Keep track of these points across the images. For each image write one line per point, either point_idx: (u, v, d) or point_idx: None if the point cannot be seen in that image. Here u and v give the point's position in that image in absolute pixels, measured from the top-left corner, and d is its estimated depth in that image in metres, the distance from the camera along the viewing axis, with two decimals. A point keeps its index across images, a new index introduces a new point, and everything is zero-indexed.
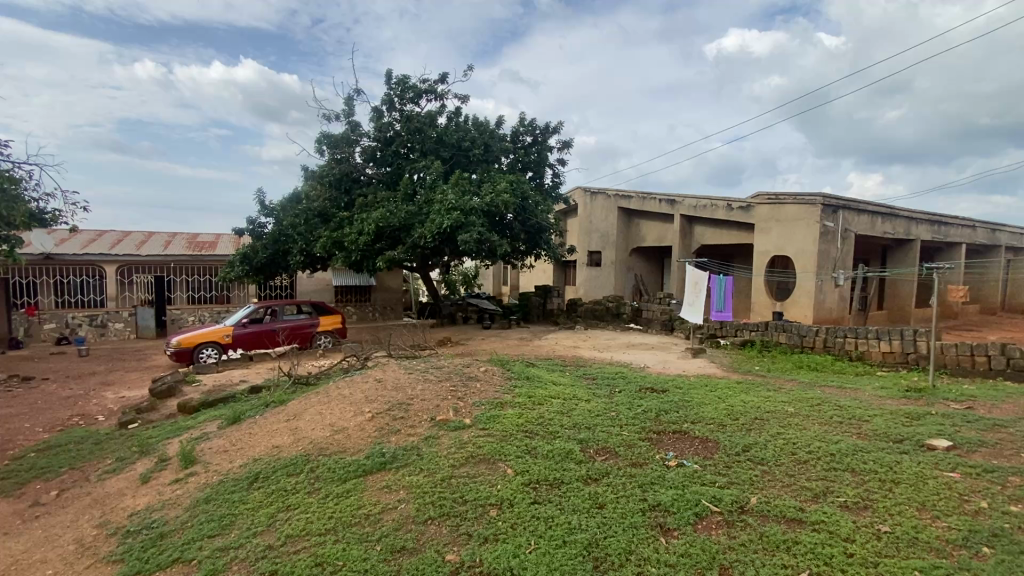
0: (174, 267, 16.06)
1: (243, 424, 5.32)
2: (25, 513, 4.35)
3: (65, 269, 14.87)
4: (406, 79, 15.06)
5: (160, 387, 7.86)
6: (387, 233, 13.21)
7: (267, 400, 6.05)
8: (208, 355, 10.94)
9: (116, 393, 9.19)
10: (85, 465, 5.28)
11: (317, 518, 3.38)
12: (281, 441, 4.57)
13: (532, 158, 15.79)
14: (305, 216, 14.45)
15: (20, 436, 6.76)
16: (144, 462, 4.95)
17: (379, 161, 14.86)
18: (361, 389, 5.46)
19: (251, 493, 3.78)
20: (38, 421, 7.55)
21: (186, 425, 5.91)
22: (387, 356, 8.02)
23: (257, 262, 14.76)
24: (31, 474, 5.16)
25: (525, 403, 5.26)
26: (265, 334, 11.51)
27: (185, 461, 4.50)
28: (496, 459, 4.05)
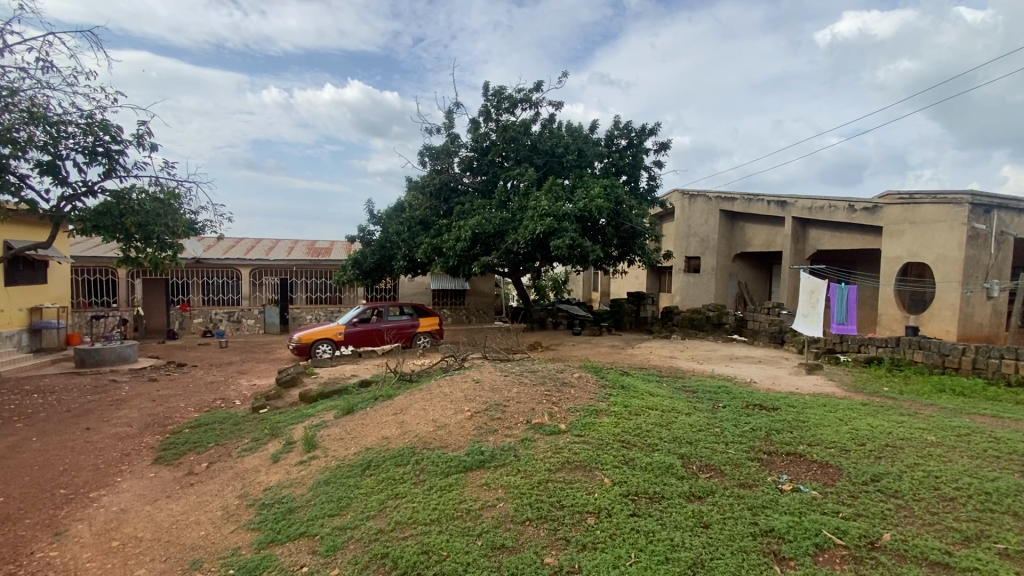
0: (296, 270, 17.93)
1: (356, 415, 5.77)
2: (182, 480, 5.07)
3: (211, 271, 17.14)
4: (503, 90, 15.52)
5: (285, 377, 8.79)
6: (483, 240, 13.64)
7: (376, 394, 6.54)
8: (324, 351, 12.01)
9: (249, 381, 10.43)
10: (228, 443, 6.04)
11: (423, 508, 3.56)
12: (389, 433, 4.90)
13: (627, 161, 15.52)
14: (408, 224, 15.42)
15: (177, 414, 7.91)
16: (275, 443, 5.57)
17: (475, 170, 15.45)
18: (460, 388, 5.68)
19: (364, 479, 4.10)
20: (190, 402, 8.77)
21: (308, 412, 6.56)
22: (482, 357, 8.28)
23: (365, 266, 15.97)
24: (185, 447, 6.01)
25: (622, 413, 5.14)
26: (372, 333, 12.45)
27: (308, 445, 4.99)
28: (594, 468, 4.00)
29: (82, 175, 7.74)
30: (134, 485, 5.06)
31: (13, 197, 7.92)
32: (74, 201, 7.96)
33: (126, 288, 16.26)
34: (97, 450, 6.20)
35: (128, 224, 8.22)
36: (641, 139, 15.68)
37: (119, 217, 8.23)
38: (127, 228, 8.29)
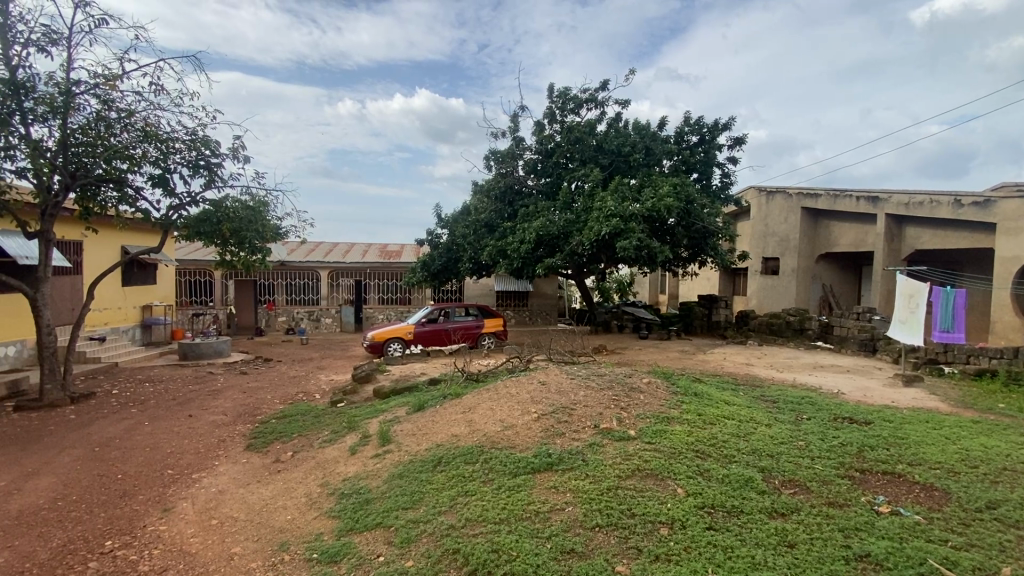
0: (369, 272, 18.81)
1: (426, 413, 5.95)
2: (271, 467, 5.47)
3: (293, 273, 18.38)
4: (568, 91, 15.44)
5: (361, 373, 9.25)
6: (547, 241, 13.63)
7: (445, 392, 6.71)
8: (395, 349, 12.48)
9: (327, 376, 11.07)
10: (309, 434, 6.44)
11: (492, 507, 3.60)
12: (458, 431, 5.01)
13: (699, 158, 14.92)
14: (474, 227, 15.72)
15: (264, 405, 8.55)
16: (352, 436, 5.87)
17: (540, 172, 15.49)
18: (527, 390, 5.69)
19: (435, 475, 4.22)
20: (276, 394, 9.46)
21: (382, 408, 6.86)
22: (548, 359, 8.26)
23: (433, 268, 16.45)
24: (272, 436, 6.47)
25: (695, 421, 4.93)
26: (439, 333, 12.81)
27: (383, 439, 5.21)
28: (665, 476, 3.87)
29: (186, 186, 8.59)
30: (229, 469, 5.53)
31: (130, 208, 8.92)
32: (180, 210, 8.83)
33: (221, 288, 17.81)
34: (197, 436, 6.83)
35: (224, 230, 9.02)
36: (714, 134, 15.01)
37: (217, 224, 9.04)
38: (224, 234, 9.10)
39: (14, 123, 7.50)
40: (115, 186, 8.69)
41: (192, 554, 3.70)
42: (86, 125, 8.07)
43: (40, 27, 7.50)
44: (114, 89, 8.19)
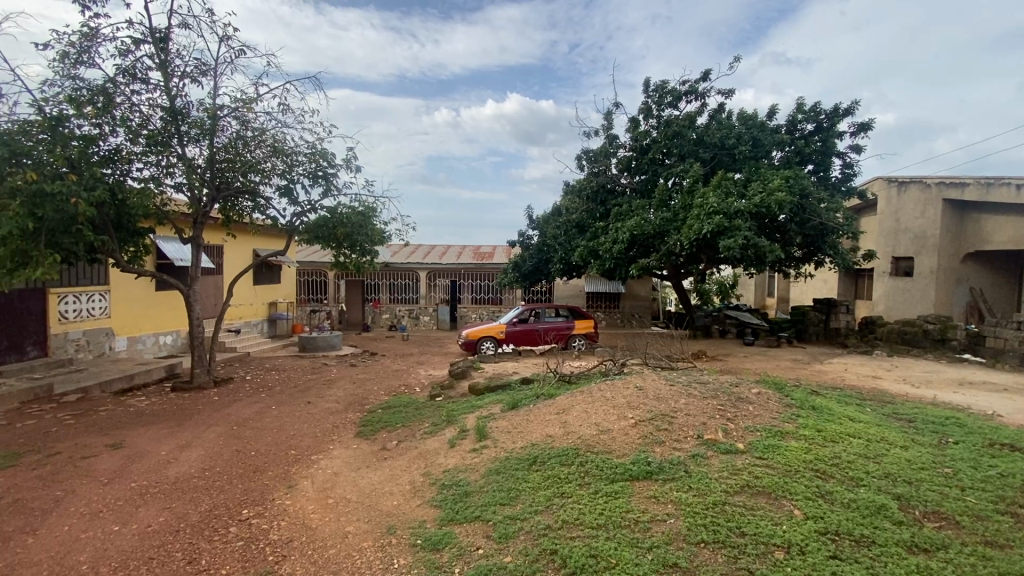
0: (464, 273, 19.52)
1: (521, 411, 6.03)
2: (378, 454, 5.86)
3: (395, 274, 19.59)
4: (665, 84, 14.83)
5: (457, 370, 9.61)
6: (642, 241, 13.20)
7: (538, 392, 6.75)
8: (487, 347, 12.79)
9: (425, 371, 11.66)
10: (411, 425, 6.82)
11: (589, 512, 3.55)
12: (553, 431, 5.01)
13: (815, 148, 13.60)
14: (566, 228, 15.66)
15: (371, 396, 9.20)
16: (451, 430, 6.11)
17: (635, 170, 15.04)
18: (623, 394, 5.54)
19: (531, 474, 4.26)
20: (381, 386, 10.15)
21: (477, 404, 7.07)
22: (643, 363, 7.99)
23: (525, 269, 16.62)
24: (379, 425, 6.94)
25: (813, 438, 4.48)
26: (530, 333, 12.93)
27: (480, 435, 5.37)
28: (780, 495, 3.56)
29: (307, 196, 9.50)
30: (342, 453, 6.02)
31: (262, 216, 10.06)
32: (302, 216, 9.79)
33: (333, 287, 19.49)
34: (315, 421, 7.52)
35: (339, 234, 9.86)
36: (833, 121, 13.60)
37: (332, 228, 9.91)
38: (339, 237, 9.95)
39: (175, 145, 8.80)
40: (250, 197, 9.84)
41: (313, 529, 4.06)
42: (229, 143, 9.24)
43: (194, 61, 8.72)
44: (250, 111, 9.28)
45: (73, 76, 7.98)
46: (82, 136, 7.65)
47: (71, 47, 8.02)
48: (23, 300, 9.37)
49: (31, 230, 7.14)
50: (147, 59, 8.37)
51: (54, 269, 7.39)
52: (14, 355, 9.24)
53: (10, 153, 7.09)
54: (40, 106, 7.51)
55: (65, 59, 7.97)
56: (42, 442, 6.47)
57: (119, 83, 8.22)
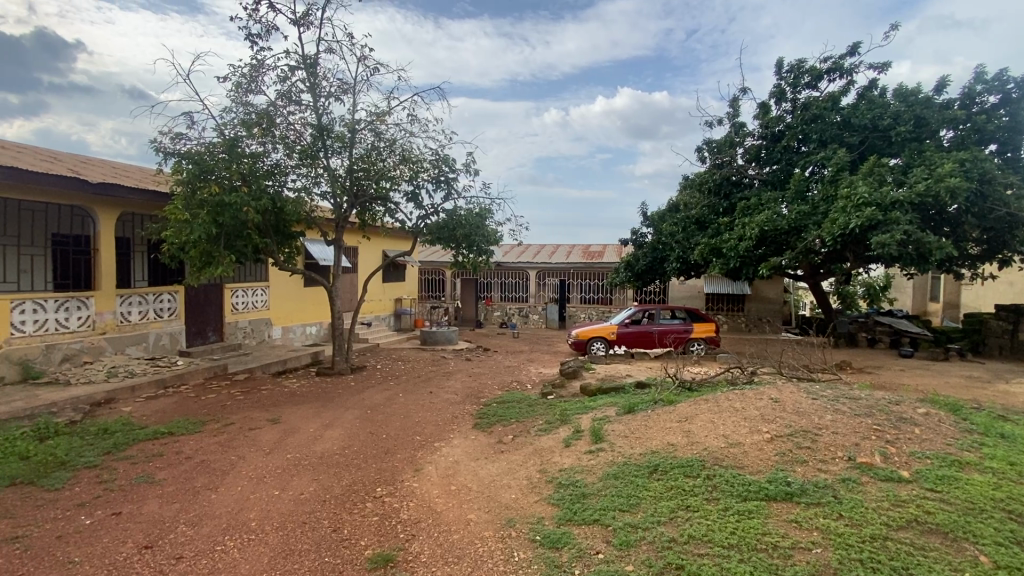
0: (573, 272, 19.42)
1: (638, 416, 5.83)
2: (495, 446, 6.04)
3: (507, 273, 20.11)
4: (803, 63, 13.36)
5: (569, 369, 9.58)
6: (772, 238, 12.06)
7: (656, 397, 6.47)
8: (598, 348, 12.55)
9: (536, 369, 11.82)
10: (525, 421, 6.93)
11: (718, 529, 3.31)
12: (676, 440, 4.76)
13: (1002, 123, 11.31)
14: (684, 225, 14.82)
15: (486, 390, 9.54)
16: (565, 429, 6.11)
17: (765, 160, 13.78)
18: (755, 405, 5.10)
19: (652, 482, 4.08)
20: (494, 381, 10.49)
21: (591, 405, 6.97)
22: (775, 373, 7.28)
23: (638, 268, 15.92)
24: (495, 419, 7.16)
25: (1004, 472, 3.73)
26: (643, 335, 12.47)
27: (596, 437, 5.28)
28: (959, 537, 3.01)
29: (431, 200, 10.13)
30: (462, 443, 6.31)
31: (391, 219, 10.92)
32: (426, 218, 10.46)
33: (450, 285, 20.57)
34: (436, 410, 7.99)
35: (458, 235, 10.37)
36: None
37: (453, 230, 10.45)
38: (459, 238, 10.46)
39: (321, 157, 9.90)
40: (382, 202, 10.75)
41: (438, 512, 4.30)
42: (365, 154, 10.18)
43: (337, 81, 9.73)
44: (383, 123, 10.13)
45: (245, 102, 9.35)
46: (251, 154, 8.94)
47: (244, 78, 9.40)
48: (207, 294, 11.22)
49: (215, 234, 8.51)
50: (300, 83, 9.53)
51: (230, 268, 8.74)
52: (200, 339, 11.11)
53: (201, 172, 8.52)
54: (221, 130, 8.91)
55: (239, 88, 9.37)
56: (220, 413, 7.68)
57: (279, 106, 9.47)
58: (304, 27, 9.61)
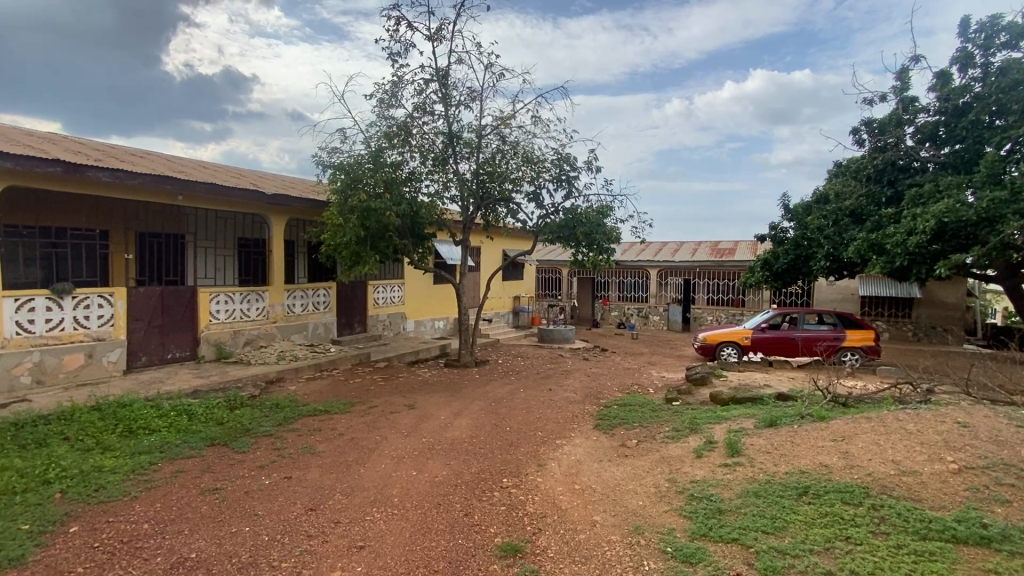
0: (700, 271, 18.27)
1: (781, 430, 5.30)
2: (618, 449, 5.90)
3: (626, 272, 19.58)
4: (999, 18, 11.02)
5: (696, 375, 9.03)
6: (954, 231, 10.12)
7: (802, 412, 5.82)
8: (729, 354, 11.60)
9: (659, 372, 11.35)
10: (650, 426, 6.68)
11: (889, 568, 2.88)
12: (829, 460, 4.25)
13: None
14: (835, 217, 13.15)
15: (606, 391, 9.38)
16: (696, 438, 5.78)
17: (943, 139, 11.66)
18: (934, 429, 4.40)
19: (801, 505, 3.68)
20: (614, 382, 10.27)
21: (724, 415, 6.50)
22: (958, 393, 6.14)
23: (776, 267, 14.36)
24: (616, 421, 7.01)
25: None
26: (783, 341, 11.29)
27: (731, 449, 4.91)
28: None
29: (552, 199, 10.22)
30: (584, 442, 6.27)
31: (513, 220, 11.24)
32: (547, 218, 10.59)
33: (566, 284, 20.63)
34: (557, 407, 8.06)
35: (578, 234, 10.31)
36: None
37: (573, 228, 10.42)
38: (579, 236, 10.40)
39: (451, 163, 10.53)
40: (505, 203, 11.11)
41: (564, 510, 4.32)
42: (490, 157, 10.61)
43: (466, 89, 10.27)
44: (507, 127, 10.47)
45: (387, 116, 10.29)
46: (392, 163, 9.83)
47: (386, 93, 10.35)
48: (354, 289, 12.57)
49: (362, 237, 9.50)
50: (434, 94, 10.24)
51: (373, 266, 9.67)
52: (348, 329, 12.49)
53: (351, 181, 9.55)
54: (368, 143, 9.91)
55: (382, 104, 10.34)
56: (366, 396, 8.58)
57: (415, 117, 10.26)
58: (437, 42, 10.30)
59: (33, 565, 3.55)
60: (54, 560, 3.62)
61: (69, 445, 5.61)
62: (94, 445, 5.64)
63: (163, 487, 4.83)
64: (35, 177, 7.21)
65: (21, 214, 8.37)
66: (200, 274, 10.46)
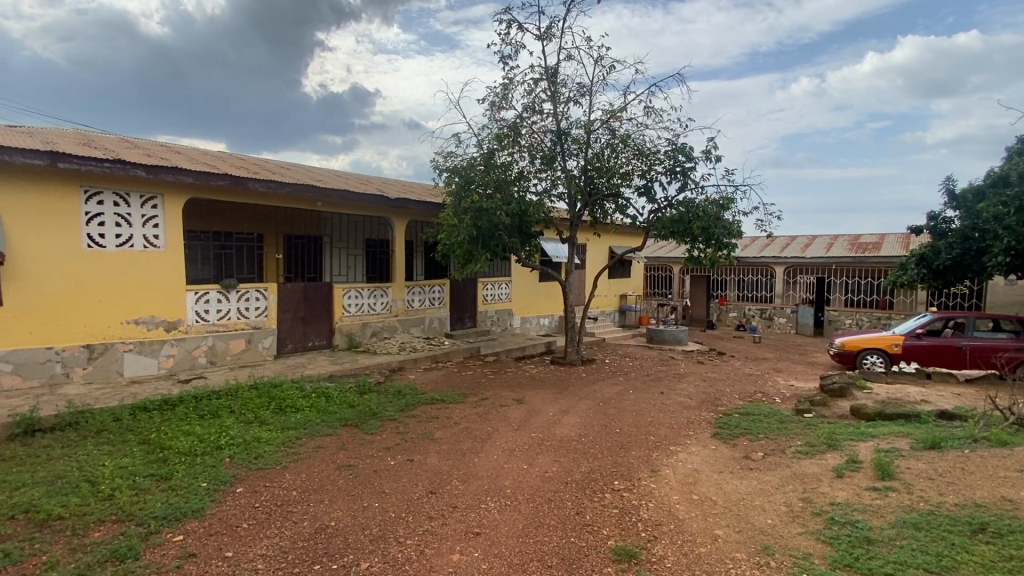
0: (836, 269, 16.30)
1: (948, 455, 4.55)
2: (741, 461, 5.47)
3: (747, 269, 18.13)
4: None
5: (832, 385, 8.04)
6: None
7: (975, 434, 4.95)
8: (873, 363, 10.16)
9: (786, 380, 10.34)
10: (778, 438, 6.10)
11: None
12: (1016, 496, 3.58)
13: None
14: (1017, 203, 10.63)
15: (724, 397, 8.75)
16: (835, 456, 5.17)
17: None
18: None
19: (977, 546, 3.15)
20: (734, 388, 9.55)
21: (870, 432, 5.74)
22: None
23: (937, 264, 12.41)
24: (738, 430, 6.51)
25: None
26: (945, 350, 9.66)
27: (882, 472, 4.33)
28: None
29: (665, 193, 9.76)
30: (702, 451, 5.91)
31: (623, 216, 10.92)
32: (660, 213, 10.14)
33: (678, 282, 19.61)
34: (670, 412, 7.69)
35: (695, 229, 9.68)
36: None
37: (688, 223, 9.80)
38: (694, 232, 9.78)
39: (560, 160, 10.51)
40: (614, 199, 10.83)
41: (681, 520, 4.11)
42: (600, 152, 10.42)
43: (576, 85, 10.19)
44: (617, 120, 10.21)
45: (498, 118, 10.58)
46: (502, 164, 10.10)
47: (497, 96, 10.63)
48: (466, 286, 13.14)
49: (474, 237, 9.88)
50: (543, 93, 10.30)
51: (484, 264, 10.01)
52: (460, 324, 13.09)
53: (464, 183, 9.96)
54: (480, 146, 10.28)
55: (493, 106, 10.64)
56: (477, 388, 8.92)
57: (525, 117, 10.42)
58: (547, 40, 10.36)
59: (212, 516, 4.22)
60: (225, 514, 4.26)
61: (235, 417, 6.57)
62: (253, 419, 6.55)
63: (308, 460, 5.46)
64: (212, 191, 8.57)
65: (200, 222, 9.97)
66: (335, 271, 11.64)
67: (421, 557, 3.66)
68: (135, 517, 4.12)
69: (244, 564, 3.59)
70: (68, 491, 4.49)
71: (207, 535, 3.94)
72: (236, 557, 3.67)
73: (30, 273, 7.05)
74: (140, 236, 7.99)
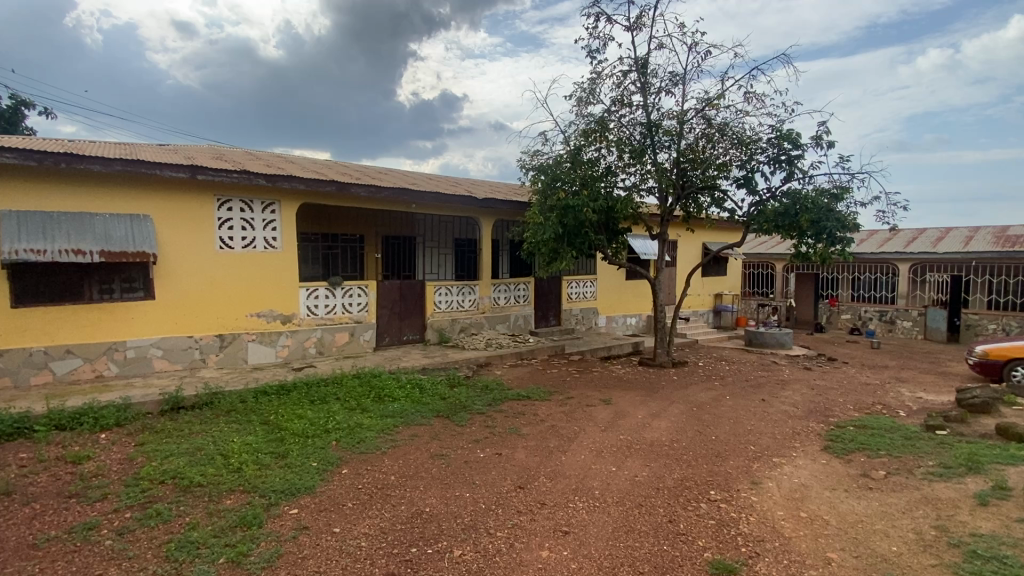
0: (976, 266, 14.15)
1: None
2: (858, 479, 4.93)
3: (863, 266, 16.32)
4: None
5: (972, 400, 6.98)
6: None
7: None
8: None
9: (912, 391, 9.17)
10: (903, 456, 5.43)
11: None
12: None
13: None
14: None
15: (836, 408, 7.94)
16: (977, 481, 4.51)
17: None
18: None
19: None
20: (848, 398, 8.64)
21: (1022, 455, 4.94)
22: None
23: None
24: (853, 445, 5.88)
25: None
26: None
27: None
28: None
29: (767, 183, 9.08)
30: (810, 465, 5.41)
31: (719, 209, 10.31)
32: (761, 205, 9.43)
33: (780, 281, 18.14)
34: (771, 421, 7.14)
35: (803, 222, 8.87)
36: None
37: (795, 216, 9.01)
38: (802, 225, 8.97)
39: (650, 153, 10.13)
40: (709, 192, 10.26)
41: (787, 538, 3.80)
42: (693, 144, 9.92)
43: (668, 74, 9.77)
44: (713, 108, 9.65)
45: (585, 114, 10.44)
46: (589, 160, 9.99)
47: (584, 92, 10.50)
48: (551, 283, 13.17)
49: (560, 234, 9.86)
50: (632, 85, 10.00)
51: (570, 262, 9.97)
52: (545, 322, 13.13)
53: (551, 181, 9.95)
54: (566, 143, 10.22)
55: (580, 102, 10.52)
56: (564, 387, 8.89)
57: (613, 111, 10.17)
58: (636, 30, 10.04)
59: (322, 494, 4.61)
60: (333, 493, 4.63)
61: (341, 404, 7.13)
62: (356, 406, 7.06)
63: (404, 447, 5.77)
64: (321, 196, 9.35)
65: (309, 224, 10.90)
66: (427, 270, 12.18)
67: (510, 550, 3.72)
68: (257, 489, 4.61)
69: (349, 540, 3.88)
70: (206, 461, 5.14)
71: (318, 511, 4.31)
72: (343, 533, 3.98)
73: (174, 272, 8.14)
74: (261, 238, 8.92)
